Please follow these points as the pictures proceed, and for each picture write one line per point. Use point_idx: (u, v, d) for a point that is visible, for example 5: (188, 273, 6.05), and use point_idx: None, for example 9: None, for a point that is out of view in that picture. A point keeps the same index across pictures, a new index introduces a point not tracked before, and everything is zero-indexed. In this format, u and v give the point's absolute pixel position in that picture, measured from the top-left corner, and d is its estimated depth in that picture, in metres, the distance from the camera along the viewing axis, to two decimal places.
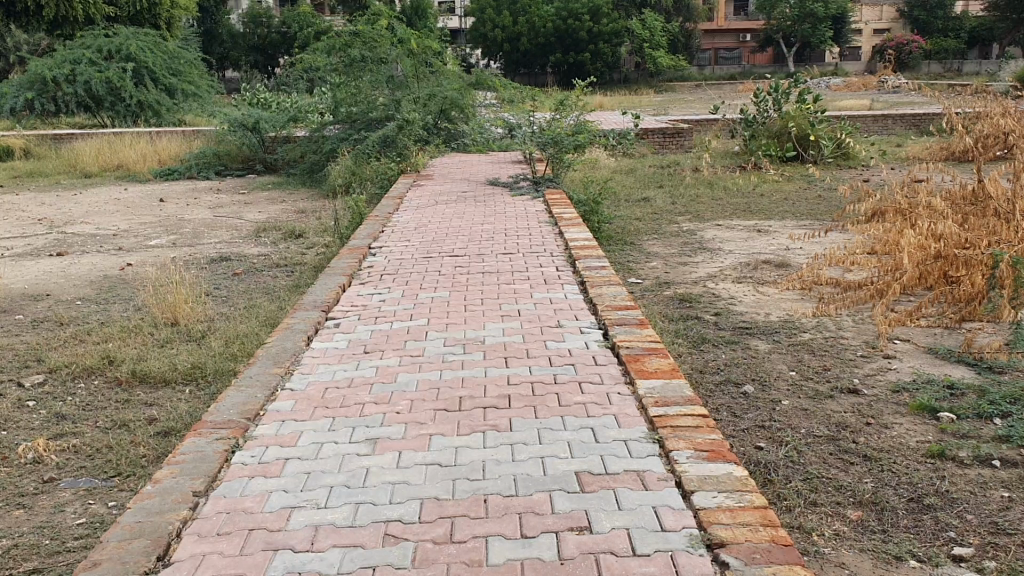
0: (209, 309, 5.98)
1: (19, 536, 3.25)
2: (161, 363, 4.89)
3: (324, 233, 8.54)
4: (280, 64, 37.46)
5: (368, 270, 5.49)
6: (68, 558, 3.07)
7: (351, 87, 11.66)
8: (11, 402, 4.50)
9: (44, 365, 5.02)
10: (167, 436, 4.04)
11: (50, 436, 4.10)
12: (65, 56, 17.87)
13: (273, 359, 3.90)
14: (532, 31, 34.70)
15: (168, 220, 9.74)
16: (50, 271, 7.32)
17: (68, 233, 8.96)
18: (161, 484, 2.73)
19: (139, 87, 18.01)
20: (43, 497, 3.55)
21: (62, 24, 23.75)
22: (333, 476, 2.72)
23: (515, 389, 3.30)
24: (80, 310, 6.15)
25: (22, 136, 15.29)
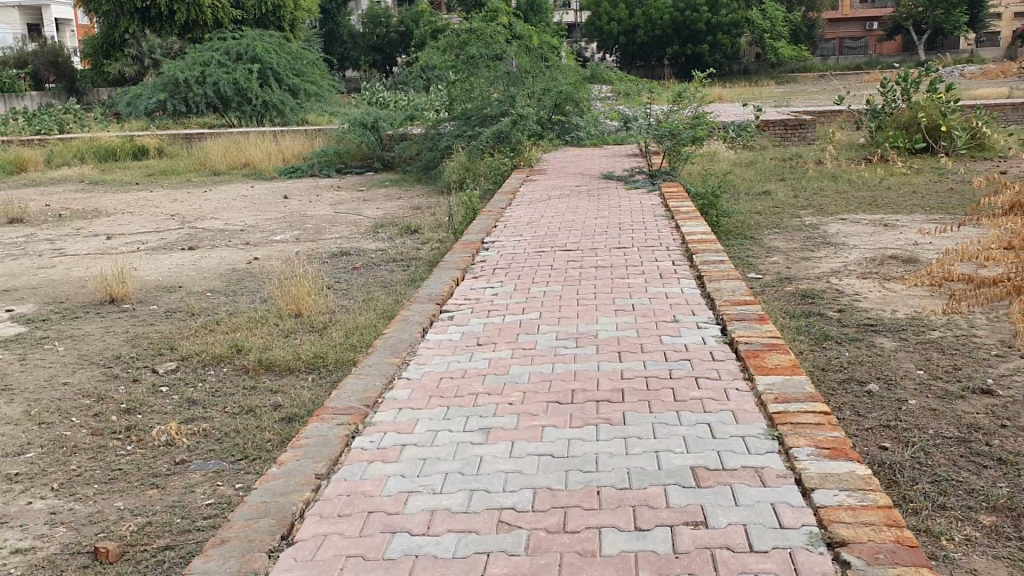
0: (330, 302, 6.16)
1: (153, 514, 3.43)
2: (285, 353, 5.07)
3: (439, 229, 8.66)
4: (399, 63, 38.18)
5: (482, 264, 5.55)
6: (197, 537, 3.22)
7: (467, 84, 11.81)
8: (147, 387, 4.75)
9: (177, 353, 5.27)
10: (290, 423, 4.18)
11: (182, 420, 4.31)
12: (196, 58, 19.00)
13: (391, 350, 3.99)
14: (649, 23, 34.39)
15: (292, 216, 10.07)
16: (182, 263, 7.68)
17: (199, 228, 9.38)
18: (285, 466, 2.83)
19: (264, 87, 18.71)
20: (175, 478, 3.73)
21: (192, 28, 24.96)
22: (447, 463, 2.76)
23: (629, 383, 3.27)
24: (210, 301, 6.43)
25: (156, 135, 16.06)
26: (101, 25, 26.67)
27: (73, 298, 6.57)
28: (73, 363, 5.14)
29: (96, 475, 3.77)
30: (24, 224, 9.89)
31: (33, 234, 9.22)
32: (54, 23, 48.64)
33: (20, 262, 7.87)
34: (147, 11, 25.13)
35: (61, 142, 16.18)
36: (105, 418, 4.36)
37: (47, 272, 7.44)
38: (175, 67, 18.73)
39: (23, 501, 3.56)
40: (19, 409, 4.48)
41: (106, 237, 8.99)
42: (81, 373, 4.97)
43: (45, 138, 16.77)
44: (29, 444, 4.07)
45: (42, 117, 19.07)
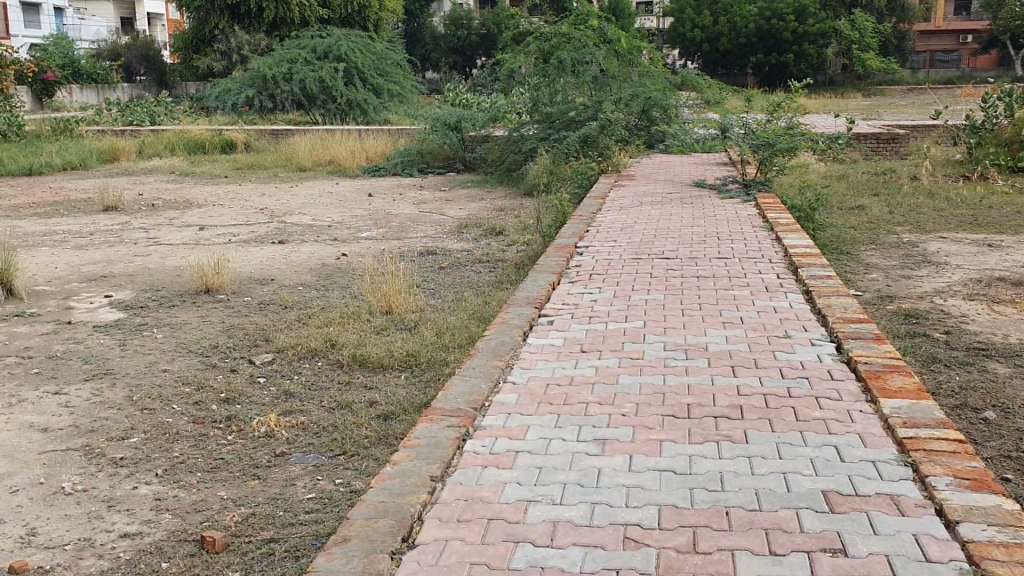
0: (420, 300, 6.15)
1: (256, 505, 3.42)
2: (379, 349, 5.07)
3: (525, 231, 8.60)
4: (479, 65, 38.36)
5: (578, 269, 5.49)
6: (301, 531, 3.20)
7: (554, 87, 11.76)
8: (245, 377, 4.78)
9: (272, 345, 5.29)
10: (386, 420, 4.16)
11: (280, 412, 4.32)
12: (284, 56, 19.44)
13: (494, 352, 3.95)
14: (733, 31, 34.02)
15: (377, 213, 10.13)
16: (273, 257, 7.78)
17: (288, 223, 9.48)
18: (399, 465, 2.81)
19: (349, 86, 18.95)
20: (275, 470, 3.72)
21: (280, 26, 25.41)
22: (565, 473, 2.70)
23: (747, 400, 3.18)
24: (303, 294, 6.50)
25: (244, 131, 16.38)
26: (192, 21, 27.30)
27: (169, 286, 6.68)
28: (172, 351, 5.21)
29: (199, 464, 3.77)
30: (119, 212, 10.12)
31: (128, 223, 9.43)
32: (145, 16, 50.06)
33: (117, 250, 8.04)
34: (236, 8, 25.66)
35: (153, 134, 16.58)
36: (205, 406, 4.39)
37: (143, 260, 7.59)
38: (263, 63, 19.22)
39: (129, 485, 3.57)
40: (122, 393, 4.52)
41: (198, 228, 9.14)
42: (179, 361, 5.02)
43: (137, 129, 17.20)
44: (132, 429, 4.09)
45: (134, 107, 19.55)
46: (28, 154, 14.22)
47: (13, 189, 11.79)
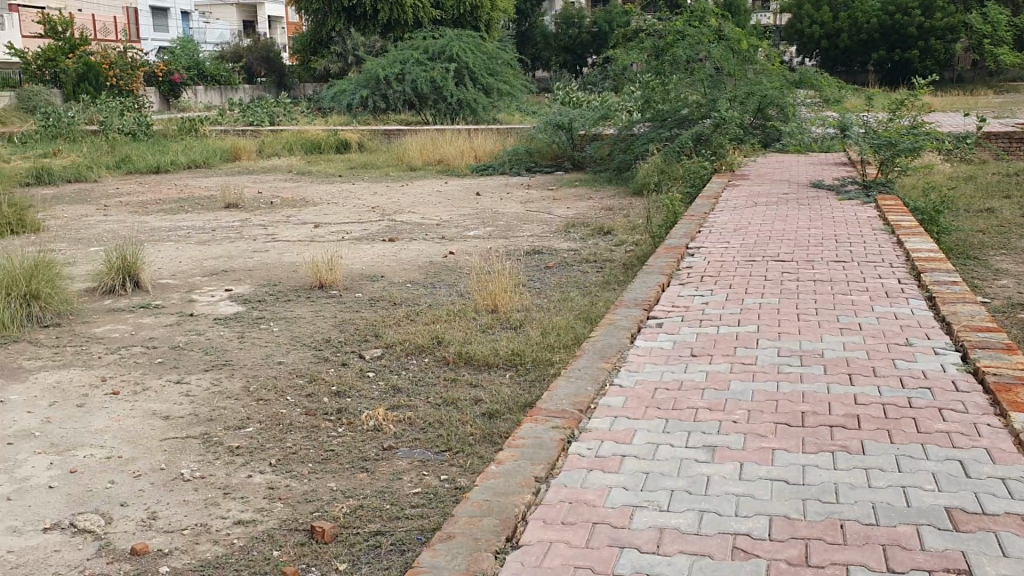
0: (527, 299, 6.16)
1: (364, 497, 3.48)
2: (485, 347, 5.10)
3: (634, 231, 8.51)
4: (591, 63, 38.27)
5: (688, 270, 5.39)
6: (407, 525, 3.24)
7: (666, 85, 11.61)
8: (354, 371, 4.87)
9: (380, 340, 5.38)
10: (492, 419, 4.18)
11: (388, 406, 4.39)
12: (397, 57, 19.82)
13: (601, 354, 3.91)
14: (854, 27, 33.01)
15: (485, 212, 10.19)
16: (384, 254, 7.92)
17: (398, 221, 9.64)
18: (504, 465, 2.81)
19: (460, 86, 19.15)
20: (383, 463, 3.78)
21: (395, 27, 25.90)
22: (672, 480, 2.65)
23: (865, 409, 3.06)
24: (411, 292, 6.59)
25: (358, 131, 16.75)
26: (310, 24, 28.07)
27: (284, 282, 6.87)
28: (286, 344, 5.35)
29: (310, 455, 3.86)
30: (239, 209, 10.47)
31: (247, 220, 9.76)
32: (266, 20, 51.83)
33: (237, 246, 8.32)
34: (352, 10, 26.29)
35: (271, 134, 17.12)
36: (317, 399, 4.49)
37: (261, 256, 7.83)
38: (377, 65, 19.63)
39: (244, 473, 3.67)
40: (238, 384, 4.66)
41: (312, 225, 9.39)
42: (293, 355, 5.15)
43: (257, 129, 17.79)
44: (248, 419, 4.21)
45: (254, 107, 20.22)
46: (157, 153, 14.88)
47: (143, 186, 12.36)
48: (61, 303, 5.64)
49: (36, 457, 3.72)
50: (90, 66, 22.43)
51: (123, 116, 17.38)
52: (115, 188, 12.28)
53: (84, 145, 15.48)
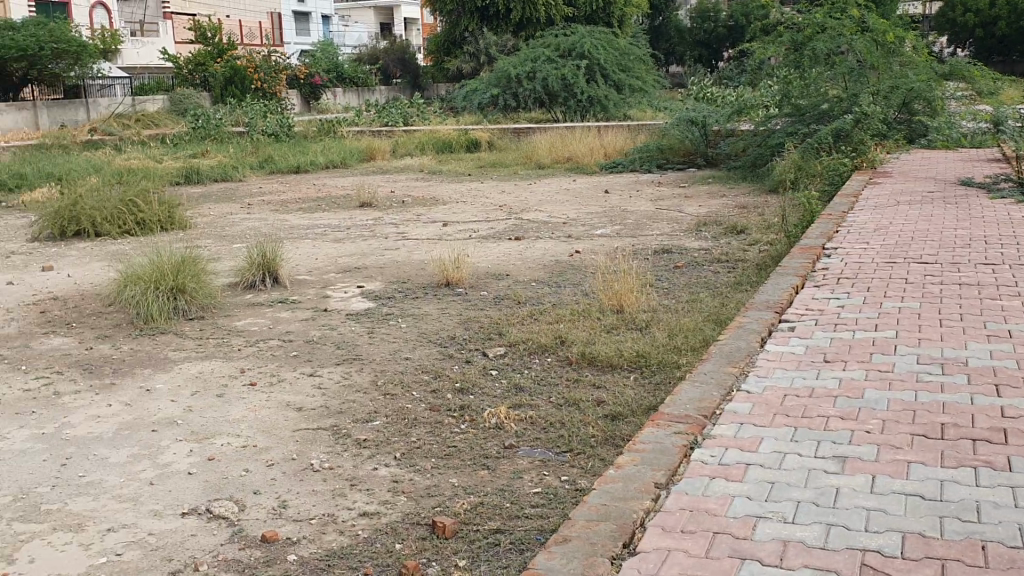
0: (653, 300, 6.07)
1: (484, 495, 3.50)
2: (609, 348, 5.05)
3: (768, 231, 8.28)
4: (726, 58, 37.52)
5: (824, 272, 5.19)
6: (526, 524, 3.24)
7: (804, 80, 11.23)
8: (478, 368, 4.91)
9: (505, 339, 5.41)
10: (614, 421, 4.14)
11: (510, 405, 4.40)
12: (528, 55, 19.94)
13: (728, 358, 3.81)
14: (1013, 14, 31.17)
15: (614, 211, 10.13)
16: (511, 253, 7.97)
17: (526, 220, 9.69)
18: (624, 469, 2.77)
19: (591, 83, 19.10)
20: (504, 462, 3.79)
21: (527, 26, 26.06)
22: (799, 490, 2.55)
23: (1012, 424, 2.87)
24: (537, 290, 6.60)
25: (488, 130, 16.95)
26: (444, 25, 28.57)
27: (413, 279, 7.00)
28: (413, 340, 5.45)
29: (433, 450, 3.91)
30: (372, 208, 10.75)
31: (379, 218, 10.01)
32: (402, 21, 53.08)
33: (369, 244, 8.54)
34: (485, 10, 26.65)
35: (405, 134, 17.52)
36: (441, 395, 4.55)
37: (391, 254, 8.01)
38: (508, 63, 19.80)
39: (370, 466, 3.76)
40: (366, 378, 4.78)
41: (442, 224, 9.54)
42: (419, 351, 5.23)
43: (392, 129, 18.23)
44: (375, 413, 4.30)
45: (389, 108, 20.72)
46: (298, 153, 15.45)
47: (283, 186, 12.85)
48: (204, 297, 5.91)
49: (178, 445, 3.90)
50: (236, 70, 23.60)
51: (267, 118, 18.15)
52: (257, 187, 12.83)
53: (230, 147, 16.22)
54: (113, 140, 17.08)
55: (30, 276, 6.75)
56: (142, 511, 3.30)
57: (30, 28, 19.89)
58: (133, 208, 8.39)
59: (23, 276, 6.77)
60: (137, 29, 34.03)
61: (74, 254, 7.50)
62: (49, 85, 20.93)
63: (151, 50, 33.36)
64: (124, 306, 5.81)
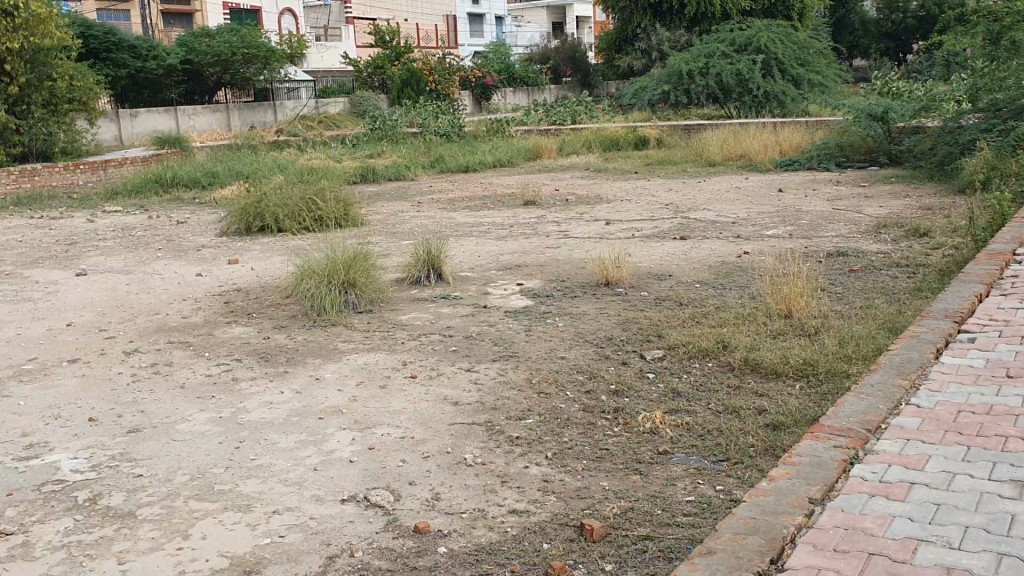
0: (823, 304, 5.82)
1: (635, 500, 3.45)
2: (773, 354, 4.89)
3: (954, 233, 7.77)
4: (916, 49, 35.45)
5: (1013, 279, 4.82)
6: (676, 532, 3.18)
7: (1001, 73, 10.47)
8: (635, 371, 4.86)
9: (664, 341, 5.33)
10: (775, 430, 4.00)
11: (666, 409, 4.33)
12: (701, 51, 19.59)
13: (898, 369, 3.61)
14: None
15: (786, 210, 9.78)
16: (676, 253, 7.85)
17: (692, 219, 9.51)
18: (778, 482, 2.68)
19: (767, 78, 18.50)
20: (657, 467, 3.73)
21: (701, 21, 25.56)
22: (968, 515, 2.39)
23: None
24: (700, 292, 6.47)
25: (657, 128, 16.78)
26: (616, 21, 28.42)
27: (574, 278, 7.02)
28: (571, 339, 5.45)
29: (586, 452, 3.89)
30: (537, 206, 10.86)
31: (544, 216, 10.07)
32: (575, 20, 53.28)
33: (532, 242, 8.60)
34: (659, 6, 26.40)
35: (573, 132, 17.60)
36: (596, 396, 4.53)
37: (554, 252, 8.05)
38: (681, 59, 19.51)
39: (522, 464, 3.78)
40: (522, 376, 4.82)
41: (606, 222, 9.52)
42: (575, 351, 5.22)
43: (561, 128, 18.37)
44: (529, 412, 4.33)
45: (559, 106, 20.84)
46: (468, 153, 15.78)
47: (452, 184, 13.16)
48: (373, 291, 6.13)
49: (341, 433, 4.06)
50: (413, 72, 24.41)
51: (440, 118, 18.68)
52: (429, 185, 13.23)
53: (404, 146, 16.77)
54: (297, 141, 18.02)
55: (217, 268, 7.22)
56: (305, 496, 3.47)
57: (225, 35, 21.27)
58: (312, 204, 8.78)
59: (210, 268, 7.25)
60: (321, 34, 35.73)
61: (256, 249, 7.95)
62: (241, 88, 22.30)
63: (333, 56, 35.12)
64: (300, 298, 6.11)
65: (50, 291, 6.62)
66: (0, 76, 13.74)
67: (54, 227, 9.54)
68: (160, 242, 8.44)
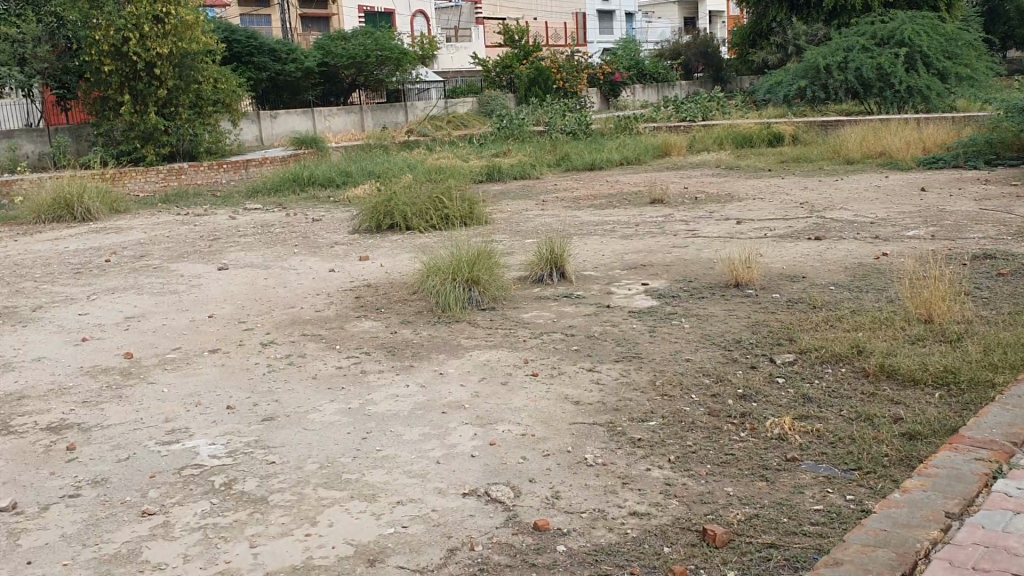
0: (967, 310, 5.52)
1: (761, 507, 3.35)
2: (911, 361, 4.67)
3: None
4: None
5: None
6: (803, 542, 3.08)
7: None
8: (763, 374, 4.72)
9: (794, 345, 5.16)
10: (913, 440, 3.82)
11: (795, 415, 4.19)
12: (840, 45, 18.97)
13: None
14: None
15: (930, 210, 9.32)
16: (810, 253, 7.60)
17: (827, 218, 9.19)
18: (913, 493, 2.61)
19: (911, 72, 17.70)
20: (785, 475, 3.61)
21: (841, 13, 24.66)
22: None
23: None
24: (834, 295, 6.24)
25: (792, 125, 16.30)
26: (751, 15, 27.72)
27: (702, 279, 6.88)
28: (697, 341, 5.34)
29: (710, 456, 3.80)
30: (665, 204, 10.71)
31: (672, 215, 9.92)
32: (708, 15, 52.27)
33: (659, 241, 8.48)
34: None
35: (704, 129, 17.30)
36: (722, 400, 4.42)
37: (681, 252, 7.92)
38: (818, 53, 18.92)
39: (643, 466, 3.72)
40: (646, 377, 4.75)
41: (736, 221, 9.30)
42: (702, 352, 5.11)
43: (690, 125, 18.11)
44: (653, 412, 4.26)
45: (690, 103, 20.51)
46: (595, 151, 15.70)
47: (579, 183, 13.12)
48: (497, 289, 6.18)
49: (464, 428, 4.11)
50: (542, 70, 24.49)
51: (568, 116, 18.69)
52: (556, 184, 13.24)
53: (532, 145, 16.84)
54: (427, 141, 18.36)
55: (349, 265, 7.43)
56: (428, 488, 3.52)
57: (360, 37, 21.89)
58: (438, 203, 8.91)
59: (342, 264, 7.46)
60: (452, 35, 36.23)
61: (385, 246, 8.14)
62: (375, 89, 22.88)
63: (463, 56, 35.58)
64: (426, 294, 6.21)
65: (194, 284, 6.96)
66: (150, 79, 14.73)
67: (198, 223, 10.02)
68: (296, 239, 8.75)
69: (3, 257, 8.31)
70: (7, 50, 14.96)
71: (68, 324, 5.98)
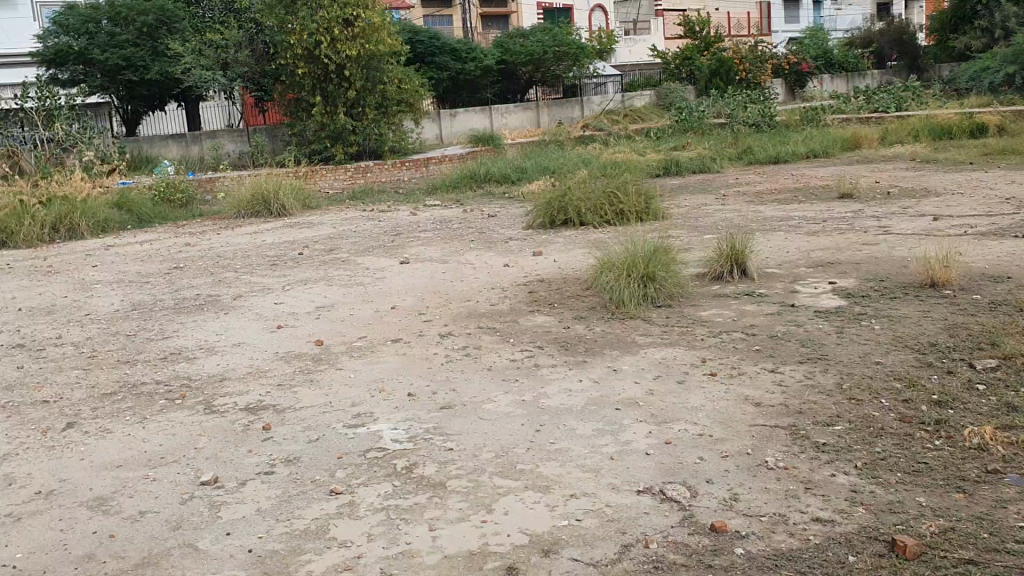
0: None
1: (957, 520, 3.14)
2: None
3: None
4: None
5: None
6: (1006, 561, 2.87)
7: None
8: (962, 381, 4.42)
9: (998, 350, 4.80)
10: None
11: (998, 425, 3.91)
12: None
13: None
14: None
15: None
16: (1017, 252, 7.06)
17: None
18: None
19: None
20: (985, 488, 3.37)
21: None
22: None
23: None
24: None
25: (997, 115, 15.23)
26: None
27: (893, 278, 6.52)
28: (888, 343, 5.06)
29: (901, 464, 3.59)
30: (854, 199, 10.24)
31: (862, 211, 9.46)
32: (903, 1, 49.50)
33: (847, 238, 8.11)
34: None
35: (897, 121, 16.44)
36: (915, 406, 4.16)
37: (871, 249, 7.55)
38: None
39: (827, 471, 3.55)
40: (831, 379, 4.54)
41: (933, 218, 8.77)
42: (893, 356, 4.83)
43: (882, 117, 17.30)
44: (839, 416, 4.07)
45: (882, 93, 19.50)
46: (778, 144, 15.22)
47: (761, 177, 12.76)
48: (673, 286, 6.07)
49: (639, 424, 4.07)
50: (722, 62, 23.93)
51: (749, 109, 18.21)
52: (736, 178, 12.92)
53: (711, 138, 16.50)
54: (603, 135, 18.33)
55: (525, 260, 7.53)
56: (602, 483, 3.51)
57: (538, 35, 22.15)
58: (614, 198, 8.90)
59: (518, 259, 7.57)
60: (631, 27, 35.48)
61: (561, 242, 8.19)
62: (551, 86, 23.07)
63: (642, 49, 34.95)
64: (600, 290, 6.19)
65: (378, 277, 7.26)
66: (341, 81, 15.45)
67: (383, 219, 10.43)
68: (475, 234, 8.95)
69: (208, 249, 8.94)
70: (213, 56, 16.09)
71: (264, 312, 6.37)
